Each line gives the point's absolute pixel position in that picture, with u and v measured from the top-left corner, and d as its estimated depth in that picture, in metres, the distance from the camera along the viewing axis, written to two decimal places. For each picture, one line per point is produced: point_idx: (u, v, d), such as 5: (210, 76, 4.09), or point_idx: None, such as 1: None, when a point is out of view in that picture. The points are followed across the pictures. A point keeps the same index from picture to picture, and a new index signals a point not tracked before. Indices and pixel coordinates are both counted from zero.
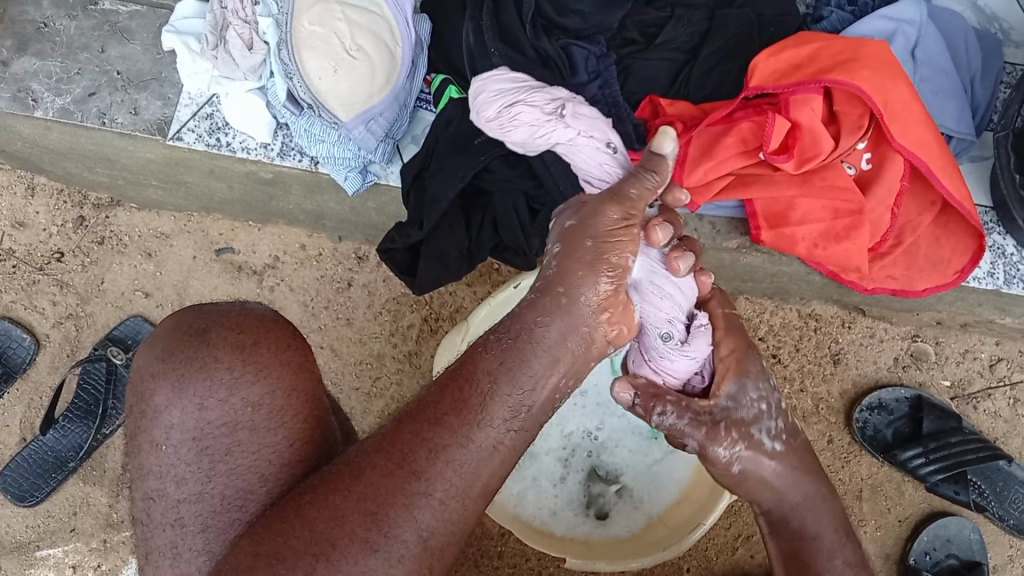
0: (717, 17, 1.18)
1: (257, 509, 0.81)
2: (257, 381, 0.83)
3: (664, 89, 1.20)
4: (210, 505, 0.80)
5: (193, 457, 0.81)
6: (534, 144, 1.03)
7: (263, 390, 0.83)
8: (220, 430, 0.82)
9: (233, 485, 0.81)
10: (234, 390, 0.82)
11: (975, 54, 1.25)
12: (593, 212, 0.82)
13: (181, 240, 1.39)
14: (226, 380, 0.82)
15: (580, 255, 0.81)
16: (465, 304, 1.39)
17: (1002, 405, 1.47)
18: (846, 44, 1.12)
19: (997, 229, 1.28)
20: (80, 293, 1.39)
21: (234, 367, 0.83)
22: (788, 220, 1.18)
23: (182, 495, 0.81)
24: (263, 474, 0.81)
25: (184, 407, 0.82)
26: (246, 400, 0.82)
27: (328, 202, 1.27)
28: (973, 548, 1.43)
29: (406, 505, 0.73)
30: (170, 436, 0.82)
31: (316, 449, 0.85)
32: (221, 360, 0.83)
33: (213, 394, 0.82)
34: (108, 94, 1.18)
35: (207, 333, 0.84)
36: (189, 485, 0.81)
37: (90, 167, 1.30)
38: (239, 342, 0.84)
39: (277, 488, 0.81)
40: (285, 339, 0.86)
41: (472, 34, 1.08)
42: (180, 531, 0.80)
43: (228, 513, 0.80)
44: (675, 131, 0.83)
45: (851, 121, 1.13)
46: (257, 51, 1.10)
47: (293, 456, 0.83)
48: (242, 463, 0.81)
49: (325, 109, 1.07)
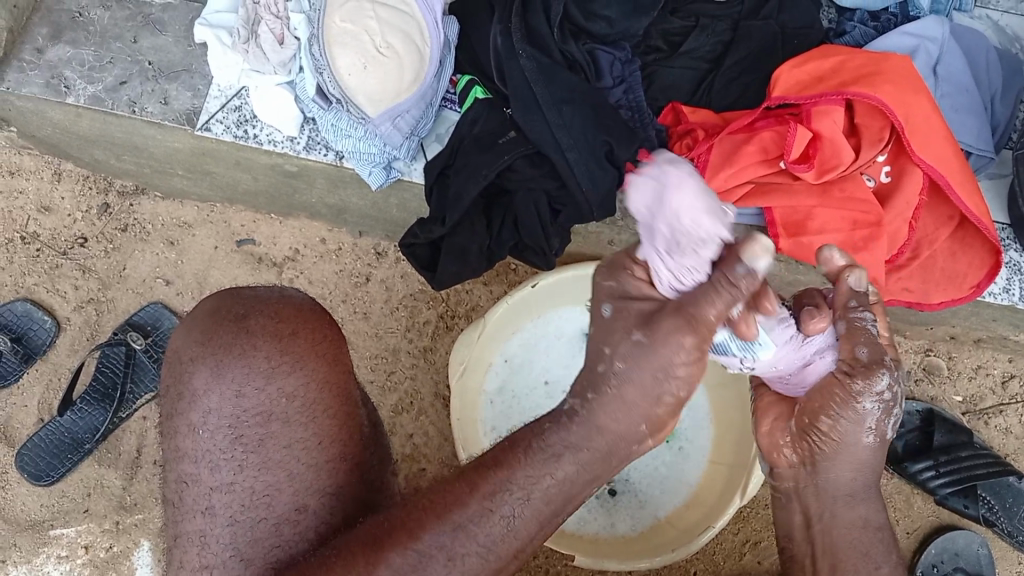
0: (741, 27, 1.19)
1: (284, 509, 0.81)
2: (294, 372, 0.85)
3: (686, 97, 1.21)
4: (240, 497, 0.81)
5: (228, 444, 0.83)
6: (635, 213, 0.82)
7: (299, 382, 0.85)
8: (255, 419, 0.83)
9: (263, 480, 0.82)
10: (272, 379, 0.84)
11: (996, 73, 1.25)
12: (664, 340, 0.74)
13: (203, 230, 1.40)
14: (265, 368, 0.84)
15: (638, 378, 0.75)
16: (482, 303, 1.40)
17: (1013, 422, 1.48)
18: (869, 58, 1.13)
19: (1014, 246, 1.28)
20: (102, 279, 1.40)
21: (272, 356, 0.85)
22: (807, 229, 1.17)
23: (214, 483, 0.82)
24: (292, 471, 0.82)
25: (223, 393, 0.84)
26: (283, 391, 0.84)
27: (351, 197, 1.28)
28: (982, 563, 1.43)
29: (414, 567, 0.74)
30: (209, 420, 0.83)
31: (344, 449, 0.85)
32: (261, 349, 0.85)
33: (251, 382, 0.84)
34: (139, 83, 1.19)
35: (247, 320, 0.86)
36: (222, 474, 0.82)
37: (117, 155, 1.32)
38: (278, 332, 0.86)
39: (303, 487, 0.82)
40: (321, 328, 0.88)
41: (499, 36, 1.08)
42: (210, 521, 0.81)
43: (255, 510, 0.81)
44: (770, 245, 0.72)
45: (872, 134, 1.13)
46: (288, 45, 1.13)
47: (321, 455, 0.84)
48: (274, 458, 0.82)
49: (353, 105, 1.09)
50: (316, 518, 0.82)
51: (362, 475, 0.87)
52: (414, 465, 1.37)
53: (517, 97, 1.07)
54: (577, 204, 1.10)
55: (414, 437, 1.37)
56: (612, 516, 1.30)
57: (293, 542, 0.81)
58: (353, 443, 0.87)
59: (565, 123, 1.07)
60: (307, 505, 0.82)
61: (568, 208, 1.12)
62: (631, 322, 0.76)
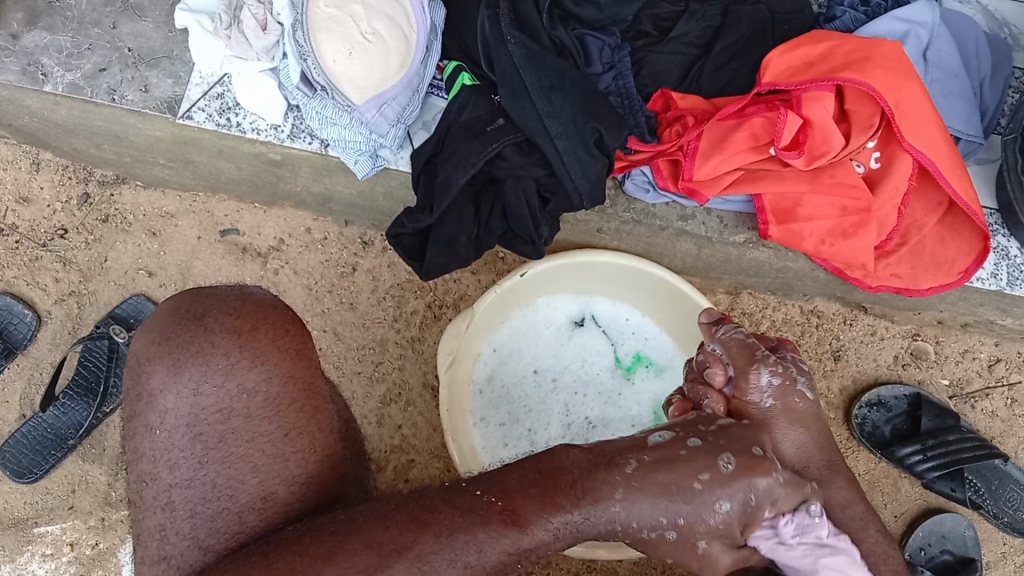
0: (730, 12, 1.19)
1: (247, 500, 0.80)
2: (254, 367, 0.82)
3: (675, 83, 1.20)
4: (201, 492, 0.80)
5: (187, 442, 0.81)
6: (820, 516, 0.80)
7: (259, 377, 0.82)
8: (215, 416, 0.81)
9: (225, 473, 0.80)
10: (231, 376, 0.82)
11: (985, 57, 1.25)
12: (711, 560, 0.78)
13: (185, 220, 1.38)
14: (224, 366, 0.82)
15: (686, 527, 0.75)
16: (470, 292, 1.39)
17: (998, 405, 1.49)
18: (859, 43, 1.12)
19: (1001, 232, 1.29)
20: (83, 271, 1.38)
21: (230, 353, 0.82)
22: (796, 216, 1.19)
23: (174, 479, 0.80)
24: (256, 464, 0.81)
25: (180, 392, 0.81)
26: (243, 387, 0.82)
27: (337, 186, 1.26)
28: (967, 545, 1.44)
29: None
30: (166, 420, 0.81)
31: (313, 439, 0.84)
32: (218, 346, 0.82)
33: (209, 380, 0.81)
34: (118, 71, 1.17)
35: (205, 318, 0.83)
36: (181, 470, 0.80)
37: (97, 145, 1.29)
38: (236, 328, 0.83)
39: (269, 479, 0.81)
40: (283, 325, 0.85)
41: (487, 21, 1.05)
42: (170, 515, 0.79)
43: (217, 502, 0.79)
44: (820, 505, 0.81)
45: (862, 120, 1.13)
46: (270, 32, 1.09)
47: (287, 446, 0.82)
48: (236, 452, 0.81)
49: (337, 92, 1.06)
50: (284, 503, 0.81)
51: (334, 465, 0.85)
52: (403, 456, 1.35)
53: (505, 85, 1.05)
54: (567, 193, 1.09)
55: (403, 429, 1.36)
56: None
57: (256, 530, 0.79)
58: (324, 435, 0.85)
59: (554, 110, 1.05)
60: (274, 493, 0.80)
61: (559, 196, 1.11)
62: (710, 520, 0.75)
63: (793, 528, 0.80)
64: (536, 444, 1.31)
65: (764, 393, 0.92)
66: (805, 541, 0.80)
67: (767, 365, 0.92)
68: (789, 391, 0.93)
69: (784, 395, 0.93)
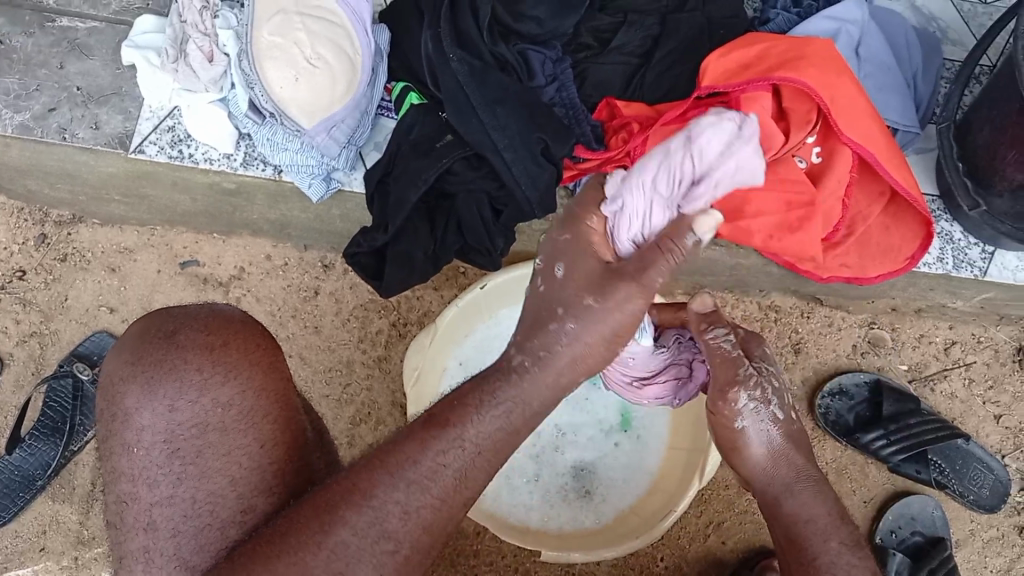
0: (668, 21, 1.22)
1: (228, 515, 0.79)
2: (227, 381, 0.83)
3: (619, 92, 1.23)
4: (182, 509, 0.79)
5: (165, 459, 0.81)
6: (614, 179, 0.92)
7: (234, 390, 0.83)
8: (191, 430, 0.82)
9: (205, 488, 0.80)
10: (206, 391, 0.83)
11: (916, 50, 1.30)
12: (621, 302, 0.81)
13: (144, 254, 1.39)
14: (198, 380, 0.83)
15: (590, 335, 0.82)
16: (433, 308, 1.40)
17: (957, 386, 1.52)
18: (792, 43, 1.16)
19: (944, 217, 1.34)
20: (44, 311, 1.38)
21: (203, 368, 0.83)
22: (744, 214, 1.19)
23: (154, 498, 0.80)
24: (235, 477, 0.80)
25: (155, 408, 0.82)
26: (217, 401, 0.83)
27: (293, 211, 1.28)
28: (935, 525, 1.47)
29: (369, 519, 0.76)
30: (143, 438, 0.82)
31: (289, 448, 0.84)
32: (191, 362, 0.83)
33: (184, 395, 0.82)
34: (69, 109, 1.18)
35: (177, 336, 0.85)
36: (160, 488, 0.80)
37: (51, 184, 1.30)
38: (209, 343, 0.85)
39: (248, 492, 0.80)
40: (254, 339, 0.87)
41: (430, 40, 1.08)
42: (153, 536, 0.79)
43: (199, 518, 0.79)
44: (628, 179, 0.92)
45: (800, 117, 1.17)
46: (217, 63, 1.11)
47: (264, 458, 0.82)
48: (213, 466, 0.81)
49: (286, 118, 1.09)
50: (263, 516, 0.80)
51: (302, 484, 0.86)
52: None
53: (451, 102, 1.08)
54: (517, 204, 1.12)
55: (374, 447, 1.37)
56: (578, 512, 1.32)
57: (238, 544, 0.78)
58: (298, 446, 0.85)
59: (499, 123, 1.07)
60: (254, 506, 0.80)
61: (510, 208, 1.13)
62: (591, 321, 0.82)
63: (619, 207, 0.89)
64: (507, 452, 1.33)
65: (742, 414, 0.96)
66: (629, 185, 0.91)
67: (748, 388, 0.95)
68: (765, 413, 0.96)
69: (755, 422, 0.96)
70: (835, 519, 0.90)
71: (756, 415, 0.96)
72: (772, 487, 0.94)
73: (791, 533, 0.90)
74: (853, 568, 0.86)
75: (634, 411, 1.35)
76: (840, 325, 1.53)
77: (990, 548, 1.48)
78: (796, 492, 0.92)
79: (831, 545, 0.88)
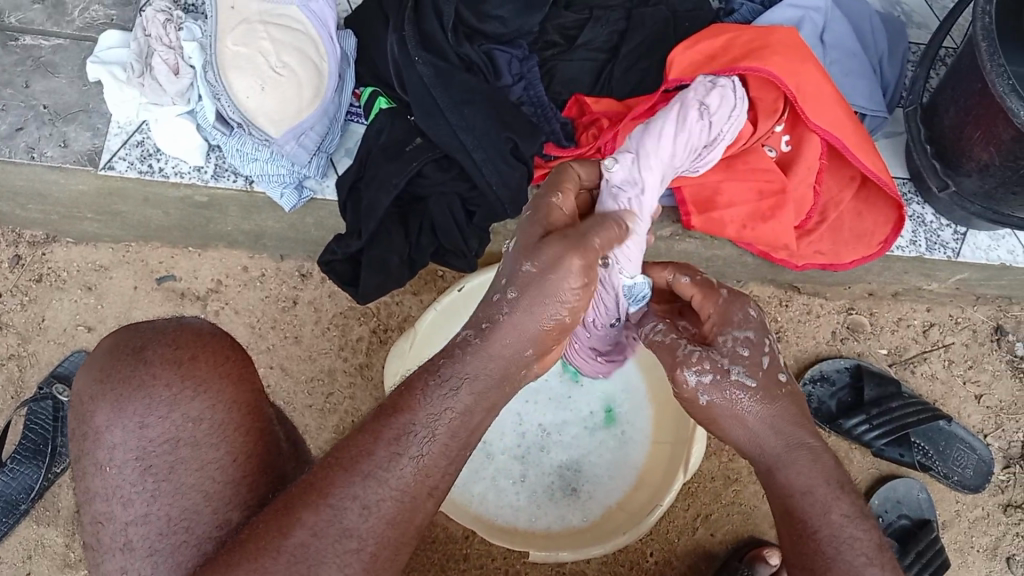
0: (634, 16, 1.23)
1: (205, 531, 0.79)
2: (197, 395, 0.83)
3: (587, 88, 1.23)
4: (157, 527, 0.79)
5: (137, 477, 0.80)
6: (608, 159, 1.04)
7: (203, 405, 0.83)
8: (162, 446, 0.81)
9: (179, 505, 0.80)
10: (175, 406, 0.82)
11: (881, 35, 1.31)
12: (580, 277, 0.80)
13: (120, 271, 1.38)
14: (167, 397, 0.82)
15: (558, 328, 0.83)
16: (413, 312, 1.40)
17: (937, 367, 1.53)
18: (756, 33, 1.17)
19: (915, 199, 1.35)
20: (21, 333, 1.37)
21: (172, 383, 0.83)
22: (716, 204, 1.22)
23: (129, 517, 0.79)
24: (208, 492, 0.80)
25: (125, 426, 0.81)
26: (187, 416, 0.82)
27: (267, 222, 1.28)
28: (922, 507, 1.48)
29: (328, 518, 0.74)
30: (114, 456, 0.81)
31: (260, 461, 0.84)
32: (160, 377, 0.83)
33: (154, 411, 0.82)
34: (36, 128, 1.17)
35: (144, 351, 0.84)
36: (135, 507, 0.79)
37: (22, 205, 1.30)
38: (176, 357, 0.84)
39: (224, 509, 0.80)
40: (223, 351, 0.86)
41: (395, 44, 1.09)
42: (129, 555, 0.78)
43: (175, 535, 0.79)
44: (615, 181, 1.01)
45: (766, 106, 1.17)
46: (183, 75, 1.12)
47: (237, 471, 0.82)
48: (187, 482, 0.80)
49: (255, 128, 1.10)
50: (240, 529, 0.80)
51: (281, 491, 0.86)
52: None
53: (418, 105, 1.09)
54: (489, 203, 1.12)
55: None
56: (565, 511, 1.32)
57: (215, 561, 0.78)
58: (269, 458, 0.85)
59: (467, 124, 1.08)
60: (229, 520, 0.80)
61: (483, 208, 1.13)
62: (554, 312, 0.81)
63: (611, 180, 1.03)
64: (491, 453, 1.34)
65: (698, 390, 0.89)
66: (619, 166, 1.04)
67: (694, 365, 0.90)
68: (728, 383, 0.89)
69: (719, 393, 0.89)
70: (834, 489, 0.83)
71: (710, 386, 0.89)
72: (762, 457, 0.87)
73: (787, 504, 0.84)
74: (856, 542, 0.81)
75: (618, 406, 1.35)
76: (818, 312, 1.54)
77: (976, 527, 1.49)
78: (789, 462, 0.85)
79: (834, 518, 0.82)
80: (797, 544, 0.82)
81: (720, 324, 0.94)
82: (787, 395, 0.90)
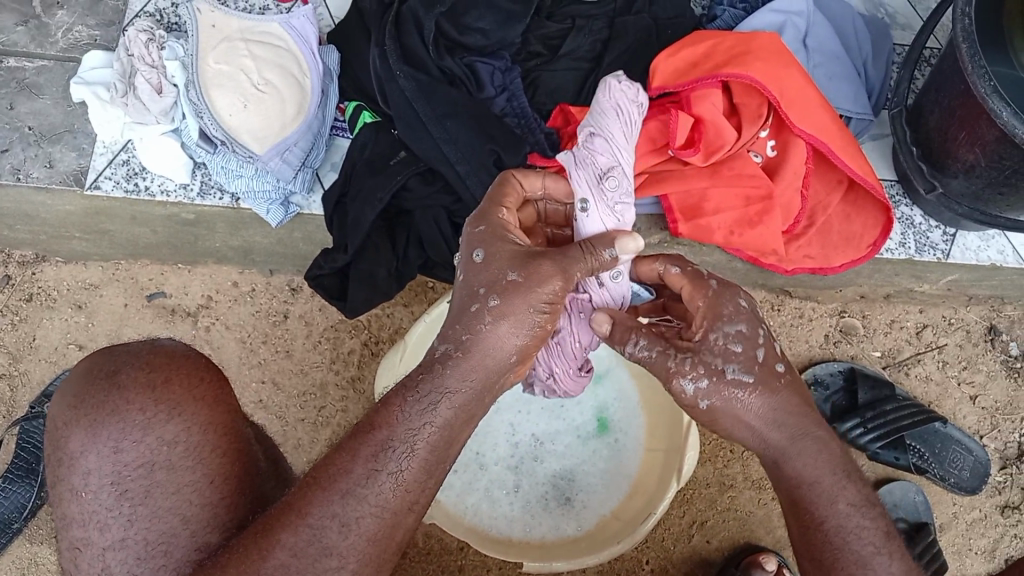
0: (616, 24, 1.23)
1: (183, 555, 0.79)
2: (171, 419, 0.83)
3: (572, 97, 1.24)
4: (135, 552, 0.79)
5: (113, 502, 0.80)
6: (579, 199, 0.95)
7: (178, 427, 0.83)
8: (137, 471, 0.81)
9: (155, 530, 0.79)
10: (150, 430, 0.82)
11: (864, 38, 1.31)
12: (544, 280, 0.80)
13: (110, 289, 1.38)
14: (141, 421, 0.82)
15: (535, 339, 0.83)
16: (404, 324, 1.40)
17: (932, 369, 1.53)
18: (738, 38, 1.17)
19: (903, 202, 1.35)
20: (12, 353, 1.37)
21: (146, 408, 0.83)
22: (703, 211, 1.22)
23: (106, 542, 0.79)
24: (185, 516, 0.80)
25: (100, 452, 0.81)
26: (162, 439, 0.82)
27: (255, 237, 1.28)
28: (918, 510, 1.48)
29: (306, 538, 0.75)
30: (90, 481, 0.81)
31: (239, 482, 0.84)
32: (133, 402, 0.83)
33: (127, 436, 0.82)
34: (22, 150, 1.18)
35: (117, 375, 0.84)
36: (112, 532, 0.79)
37: (11, 226, 1.30)
38: (150, 381, 0.84)
39: (201, 531, 0.80)
40: (197, 373, 0.87)
41: (376, 58, 1.09)
42: None
43: (154, 560, 0.79)
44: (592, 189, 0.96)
45: (751, 111, 1.18)
46: (167, 94, 1.12)
47: (214, 494, 0.82)
48: (163, 506, 0.80)
49: (238, 145, 1.10)
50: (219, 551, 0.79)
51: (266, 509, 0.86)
52: None
53: (401, 119, 1.09)
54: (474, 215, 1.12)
55: None
56: (558, 520, 1.32)
57: None
58: (248, 478, 0.86)
59: (450, 136, 1.09)
60: (207, 543, 0.80)
61: (468, 220, 1.14)
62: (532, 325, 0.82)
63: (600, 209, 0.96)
64: (485, 464, 1.33)
65: (698, 397, 0.84)
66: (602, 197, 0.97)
67: (688, 372, 0.84)
68: (723, 383, 0.83)
69: (718, 395, 0.84)
70: (839, 479, 0.83)
71: (709, 389, 0.83)
72: (766, 450, 0.85)
73: (795, 494, 0.84)
74: (865, 530, 0.82)
75: (610, 413, 1.35)
76: (811, 316, 1.53)
77: (974, 529, 1.49)
78: (795, 454, 0.83)
79: (840, 507, 0.83)
80: (807, 533, 0.84)
81: (708, 318, 0.87)
82: (788, 385, 0.85)
